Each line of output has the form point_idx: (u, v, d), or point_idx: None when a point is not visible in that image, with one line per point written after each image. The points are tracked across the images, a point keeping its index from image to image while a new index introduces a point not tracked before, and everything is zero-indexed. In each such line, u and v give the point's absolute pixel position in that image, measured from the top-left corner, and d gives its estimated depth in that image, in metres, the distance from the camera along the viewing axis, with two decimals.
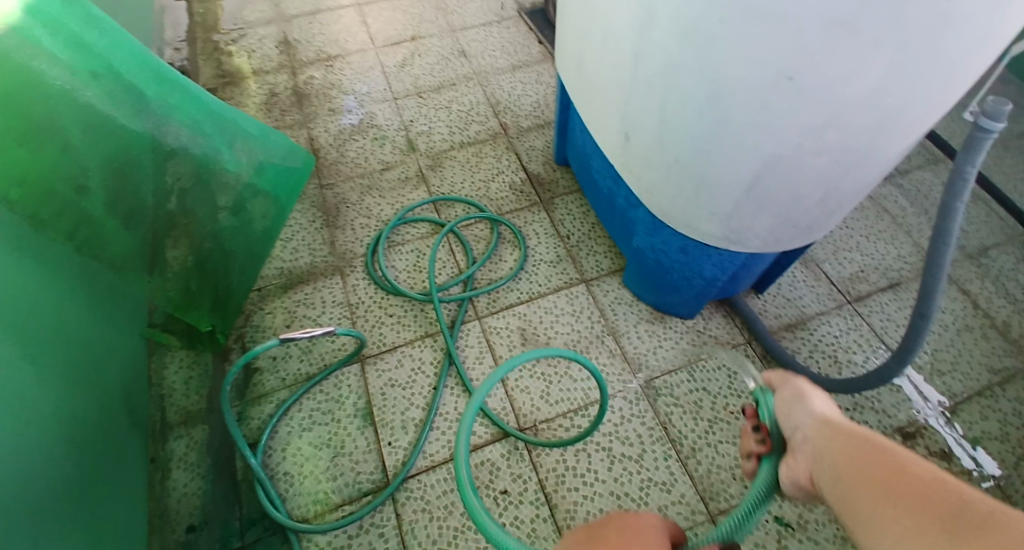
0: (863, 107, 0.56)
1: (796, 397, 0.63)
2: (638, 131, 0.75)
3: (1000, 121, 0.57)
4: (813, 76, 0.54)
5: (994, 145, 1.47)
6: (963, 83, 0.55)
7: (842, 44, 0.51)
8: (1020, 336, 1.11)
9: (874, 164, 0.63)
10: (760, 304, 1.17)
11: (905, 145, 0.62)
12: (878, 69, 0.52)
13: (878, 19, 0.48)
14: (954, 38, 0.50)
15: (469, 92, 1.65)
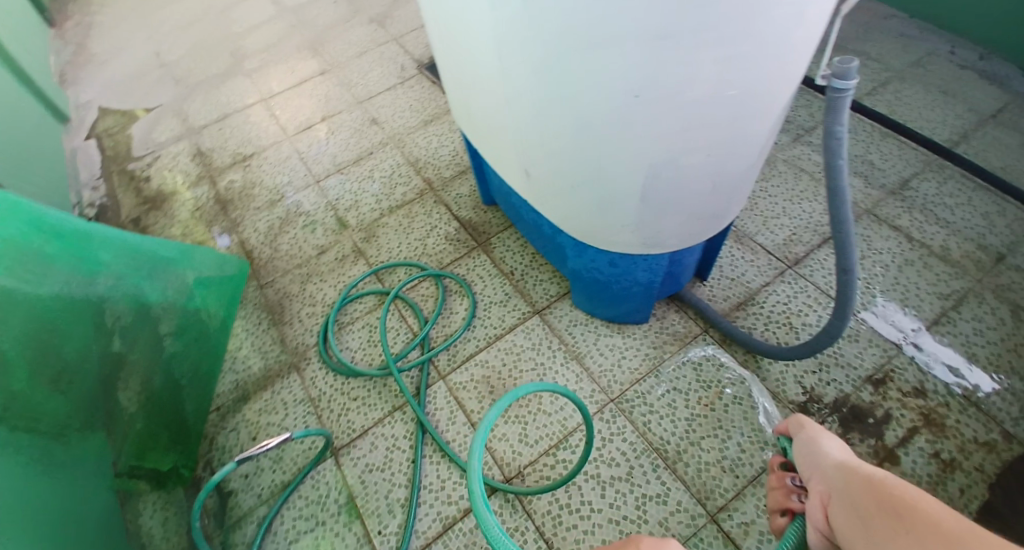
0: (712, 104, 0.58)
1: (812, 442, 0.68)
2: (535, 164, 0.78)
3: (852, 79, 0.60)
4: (652, 90, 0.56)
5: (888, 82, 1.54)
6: (801, 55, 0.57)
7: (667, 56, 0.53)
8: (959, 256, 1.15)
9: (750, 145, 0.65)
10: (707, 290, 1.21)
11: (774, 119, 0.65)
12: (710, 68, 0.54)
13: (689, 26, 0.50)
14: (767, 25, 0.52)
15: (388, 157, 1.67)
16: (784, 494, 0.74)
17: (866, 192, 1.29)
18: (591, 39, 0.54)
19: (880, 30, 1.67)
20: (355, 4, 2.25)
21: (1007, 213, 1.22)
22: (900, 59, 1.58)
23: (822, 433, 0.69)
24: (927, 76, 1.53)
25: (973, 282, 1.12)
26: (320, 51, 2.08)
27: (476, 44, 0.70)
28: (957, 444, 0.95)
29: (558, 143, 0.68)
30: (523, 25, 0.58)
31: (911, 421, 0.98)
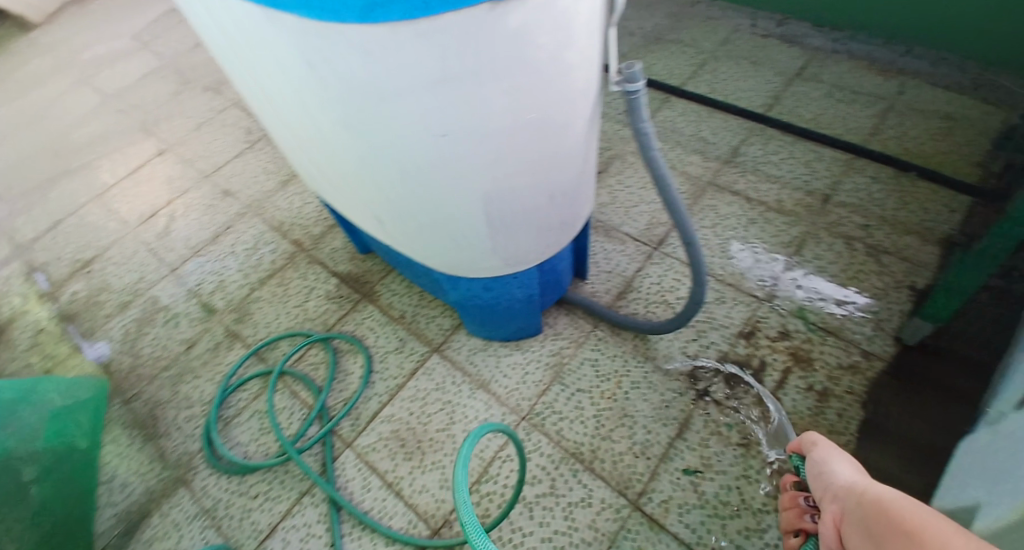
0: (515, 129, 0.62)
1: (822, 461, 0.67)
2: (381, 212, 0.79)
3: (641, 80, 0.68)
4: (455, 127, 0.59)
5: (705, 62, 1.69)
6: (584, 69, 0.63)
7: (455, 94, 0.56)
8: (792, 206, 1.31)
9: (567, 154, 0.70)
10: (589, 287, 1.26)
11: (583, 126, 0.70)
12: (499, 99, 0.58)
13: (464, 66, 0.54)
14: (537, 51, 0.56)
15: (250, 227, 1.52)
16: (793, 512, 0.75)
17: (705, 165, 1.43)
18: (382, 91, 0.56)
19: (689, 17, 1.83)
20: (182, 73, 2.04)
21: (825, 159, 1.38)
22: (712, 40, 1.74)
23: (828, 450, 0.69)
24: (737, 51, 1.69)
25: (807, 226, 1.28)
26: (151, 130, 1.86)
27: (286, 110, 0.71)
28: (826, 373, 1.07)
29: (391, 188, 0.70)
30: (322, 89, 0.59)
31: (783, 362, 1.10)
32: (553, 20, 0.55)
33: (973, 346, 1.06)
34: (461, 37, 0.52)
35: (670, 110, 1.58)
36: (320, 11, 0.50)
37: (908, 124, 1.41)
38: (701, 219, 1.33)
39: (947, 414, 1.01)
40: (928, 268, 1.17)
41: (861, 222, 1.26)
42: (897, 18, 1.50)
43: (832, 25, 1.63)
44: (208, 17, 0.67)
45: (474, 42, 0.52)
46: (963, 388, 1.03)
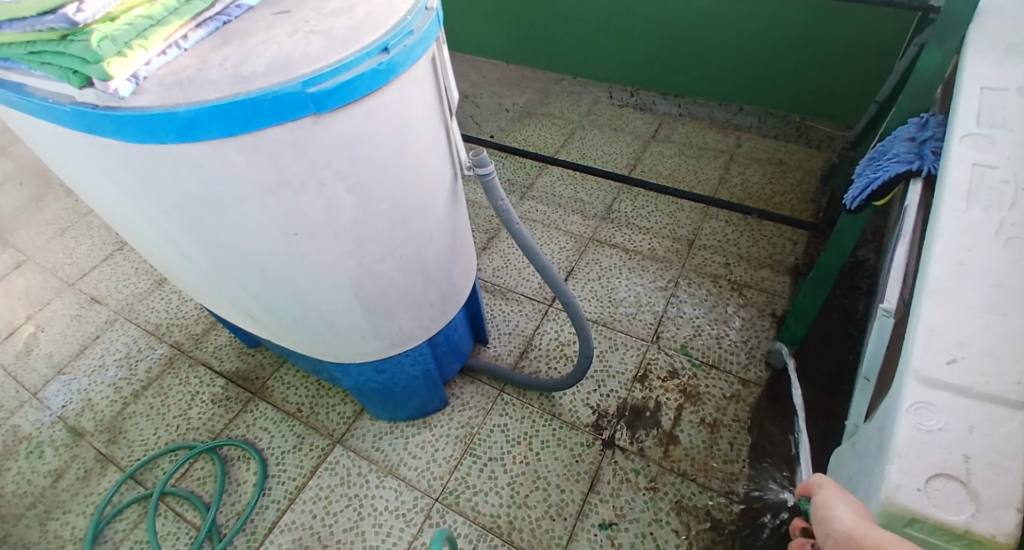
0: (370, 220, 0.65)
1: (822, 504, 0.49)
2: (251, 310, 0.78)
3: (489, 164, 0.79)
4: (309, 226, 0.61)
5: (574, 131, 1.84)
6: (429, 159, 0.68)
7: (303, 197, 0.58)
8: (663, 252, 1.43)
9: (428, 233, 0.75)
10: (491, 351, 1.27)
11: (440, 207, 0.75)
12: (348, 197, 0.61)
13: (307, 173, 0.56)
14: (378, 152, 0.59)
15: (122, 334, 1.40)
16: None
17: (584, 223, 1.54)
18: (223, 199, 0.57)
19: (555, 92, 1.99)
20: (43, 179, 1.89)
21: (684, 208, 1.54)
22: (576, 112, 1.91)
23: (836, 493, 0.50)
24: (598, 119, 1.86)
25: (679, 269, 1.39)
26: (7, 241, 1.69)
27: (130, 220, 0.68)
28: (713, 405, 1.14)
29: (257, 286, 0.70)
30: (164, 204, 0.59)
31: (675, 401, 1.16)
32: (385, 121, 0.58)
33: (829, 362, 1.19)
34: (292, 145, 0.53)
35: (547, 176, 1.69)
36: (137, 134, 0.50)
37: (749, 172, 1.61)
38: (588, 272, 1.41)
39: (820, 428, 1.10)
40: (784, 295, 1.31)
41: (721, 261, 1.39)
42: (727, 84, 1.67)
43: (676, 94, 1.78)
44: (32, 135, 0.64)
45: (307, 148, 0.54)
46: (829, 402, 1.13)
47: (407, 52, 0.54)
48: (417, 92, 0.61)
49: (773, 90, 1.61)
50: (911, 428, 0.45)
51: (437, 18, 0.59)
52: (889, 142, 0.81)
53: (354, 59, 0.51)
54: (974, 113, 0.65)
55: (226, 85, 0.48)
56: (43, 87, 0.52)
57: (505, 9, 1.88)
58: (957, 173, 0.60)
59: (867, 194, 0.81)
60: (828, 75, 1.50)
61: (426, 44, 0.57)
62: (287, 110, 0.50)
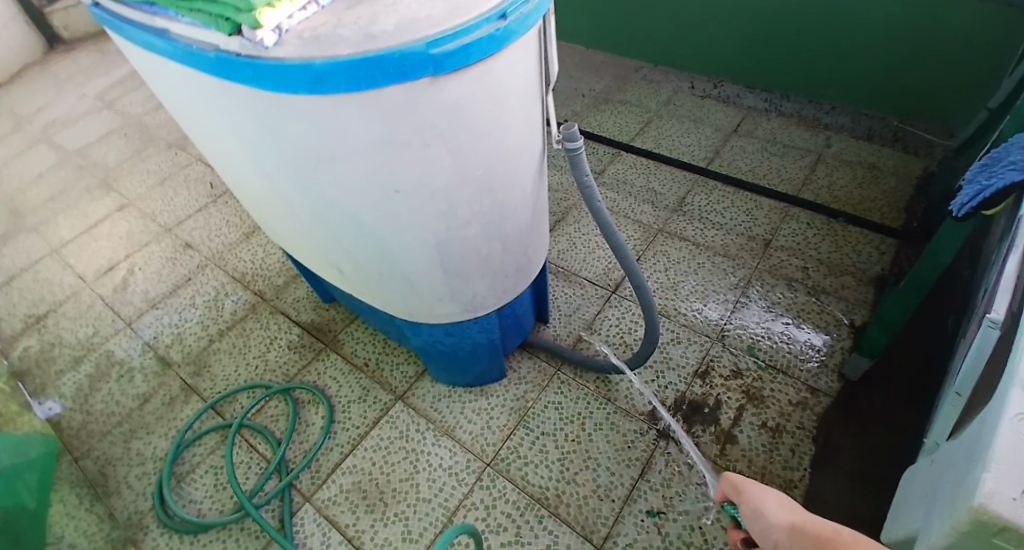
0: (462, 185, 0.68)
1: (755, 510, 0.61)
2: (340, 263, 0.83)
3: (578, 140, 0.81)
4: (405, 185, 0.65)
5: (652, 120, 1.81)
6: (522, 131, 0.70)
7: (404, 156, 0.61)
8: (735, 250, 1.41)
9: (513, 203, 0.77)
10: (551, 330, 1.29)
11: (527, 180, 0.77)
12: (445, 160, 0.64)
13: (411, 134, 0.59)
14: (477, 118, 0.62)
15: (211, 278, 1.51)
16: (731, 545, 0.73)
17: (655, 213, 1.53)
18: (333, 151, 0.61)
19: (637, 81, 1.97)
20: (148, 132, 2.04)
21: (763, 207, 1.49)
22: (655, 101, 1.88)
23: (756, 495, 0.62)
24: (678, 110, 1.83)
25: (752, 268, 1.37)
26: (114, 186, 1.84)
27: (240, 166, 0.74)
28: (778, 409, 1.12)
29: (350, 240, 0.75)
30: (278, 153, 0.64)
31: (737, 401, 1.14)
32: (490, 88, 0.60)
33: (906, 377, 1.14)
34: (405, 105, 0.56)
35: (621, 163, 1.68)
36: (272, 83, 0.54)
37: (837, 175, 1.54)
38: (654, 263, 1.41)
39: (888, 443, 1.07)
40: (865, 306, 1.26)
41: (799, 265, 1.36)
42: (821, 79, 1.59)
43: (763, 88, 1.72)
44: (163, 81, 0.70)
45: (417, 108, 0.57)
46: (901, 418, 1.09)
47: (521, 21, 0.56)
48: (520, 61, 0.62)
49: (870, 90, 1.53)
50: (1012, 434, 0.44)
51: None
52: (1004, 148, 0.77)
53: (473, 24, 0.53)
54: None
55: (358, 41, 0.52)
56: (189, 34, 0.57)
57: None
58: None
59: (976, 202, 0.76)
60: (935, 74, 1.40)
61: (537, 15, 0.59)
62: (408, 69, 0.53)
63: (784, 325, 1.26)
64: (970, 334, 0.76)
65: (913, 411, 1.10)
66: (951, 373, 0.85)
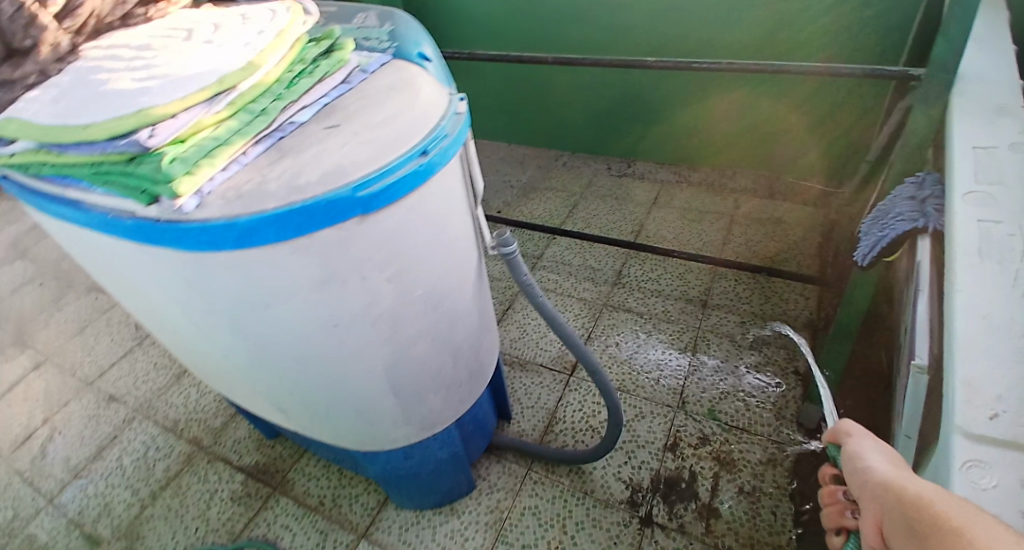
0: (406, 308, 0.67)
1: (856, 453, 0.58)
2: (284, 403, 0.78)
3: (512, 244, 0.83)
4: (346, 319, 0.63)
5: (578, 202, 1.90)
6: (457, 246, 0.71)
7: (341, 291, 0.60)
8: (676, 314, 1.45)
9: (457, 313, 0.76)
10: (515, 427, 1.25)
11: (468, 289, 0.77)
12: (385, 288, 0.63)
13: (347, 267, 0.58)
14: (411, 242, 0.62)
15: (142, 431, 1.38)
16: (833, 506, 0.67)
17: (596, 289, 1.56)
18: (266, 296, 0.58)
19: (557, 168, 2.08)
20: (63, 277, 1.91)
21: (694, 270, 1.57)
22: (578, 184, 1.99)
23: (867, 446, 0.59)
24: (600, 190, 1.93)
25: (696, 329, 1.41)
26: (26, 343, 1.69)
27: (167, 318, 0.70)
28: (751, 472, 1.13)
29: (293, 379, 0.71)
30: (209, 304, 0.61)
31: (710, 469, 1.15)
32: (422, 212, 0.61)
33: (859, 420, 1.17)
34: (338, 245, 0.56)
35: (556, 246, 1.73)
36: (195, 244, 0.51)
37: (751, 232, 1.65)
38: (604, 338, 1.42)
39: None
40: (806, 351, 1.32)
41: (737, 319, 1.41)
42: (721, 146, 1.78)
43: (672, 162, 1.90)
44: (78, 244, 0.67)
45: (351, 245, 0.57)
46: None
47: (444, 154, 0.58)
48: (446, 185, 0.64)
49: (761, 151, 1.73)
50: (966, 488, 0.46)
51: (466, 120, 0.64)
52: (889, 200, 0.85)
53: (399, 163, 0.55)
54: (970, 171, 0.73)
55: (282, 196, 0.51)
56: (103, 203, 0.55)
57: (511, 92, 2.05)
58: (964, 227, 0.65)
59: (877, 251, 0.83)
60: (822, 135, 1.60)
61: (458, 145, 0.62)
62: (336, 214, 0.52)
63: (737, 382, 1.29)
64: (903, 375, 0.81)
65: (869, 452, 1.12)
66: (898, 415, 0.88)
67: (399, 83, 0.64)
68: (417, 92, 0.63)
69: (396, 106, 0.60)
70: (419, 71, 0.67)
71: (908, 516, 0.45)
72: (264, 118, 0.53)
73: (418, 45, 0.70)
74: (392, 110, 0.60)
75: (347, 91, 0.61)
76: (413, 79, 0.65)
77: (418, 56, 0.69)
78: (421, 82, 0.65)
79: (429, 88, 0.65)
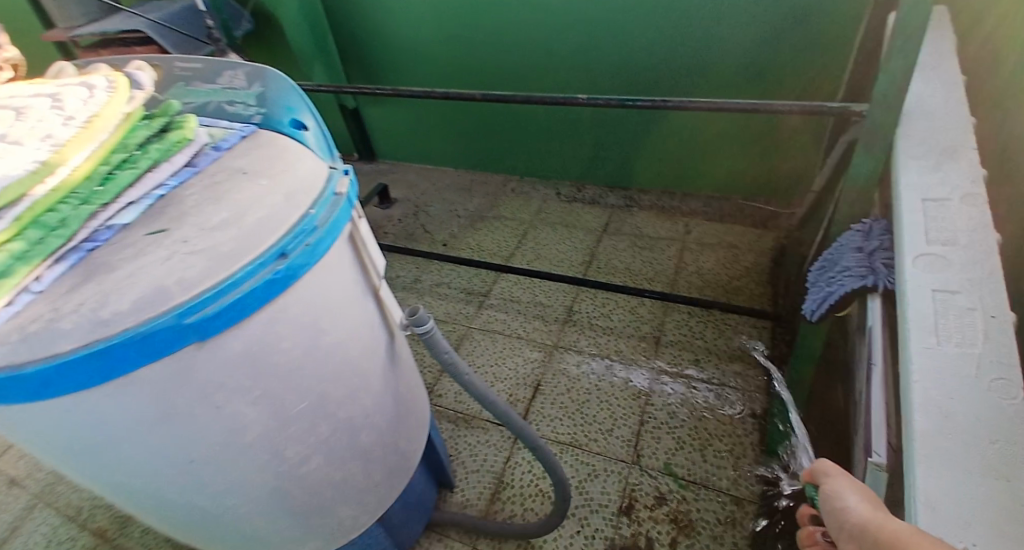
0: (288, 424, 0.58)
1: (832, 494, 0.61)
2: (165, 527, 0.67)
3: (427, 320, 0.73)
4: (209, 449, 0.54)
5: (527, 232, 1.82)
6: (351, 344, 0.63)
7: (193, 421, 0.51)
8: (628, 354, 1.41)
9: (362, 413, 0.67)
10: (460, 496, 1.17)
11: (377, 382, 0.69)
12: (256, 410, 0.54)
13: (198, 394, 0.50)
14: (282, 354, 0.54)
15: (43, 521, 1.23)
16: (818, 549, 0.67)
17: (546, 329, 1.48)
18: (103, 435, 0.49)
19: (505, 195, 2.00)
20: None
21: (647, 304, 1.53)
22: (527, 211, 1.91)
23: (840, 483, 0.62)
24: (550, 218, 1.86)
25: (648, 373, 1.37)
26: None
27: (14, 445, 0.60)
28: (709, 534, 1.11)
29: (166, 511, 0.60)
30: (45, 443, 0.52)
31: (667, 533, 1.11)
32: (292, 320, 0.54)
33: None
34: (179, 374, 0.48)
35: (505, 281, 1.64)
36: None
37: (703, 259, 1.62)
38: (555, 386, 1.36)
39: None
40: (759, 394, 1.30)
41: (690, 359, 1.39)
42: (666, 173, 1.76)
43: (621, 187, 1.86)
44: None
45: (196, 370, 0.48)
46: None
47: (310, 253, 0.52)
48: (324, 282, 0.56)
49: (707, 179, 1.71)
50: None
51: (346, 205, 0.57)
52: (838, 251, 0.88)
53: (247, 271, 0.48)
54: (922, 231, 0.70)
55: (85, 333, 0.44)
56: None
57: (455, 126, 2.00)
58: (919, 300, 0.62)
59: (826, 306, 0.85)
60: (768, 155, 1.59)
61: (334, 237, 0.55)
62: (164, 345, 0.45)
63: (689, 432, 1.26)
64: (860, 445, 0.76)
65: None
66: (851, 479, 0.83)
67: (263, 169, 0.56)
68: (285, 178, 0.56)
69: (255, 199, 0.53)
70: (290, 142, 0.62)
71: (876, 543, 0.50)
72: (61, 232, 0.47)
73: (293, 113, 0.64)
74: (245, 204, 0.52)
75: (190, 174, 0.56)
76: (281, 160, 0.58)
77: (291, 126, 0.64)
78: (292, 162, 0.58)
79: (299, 168, 0.58)
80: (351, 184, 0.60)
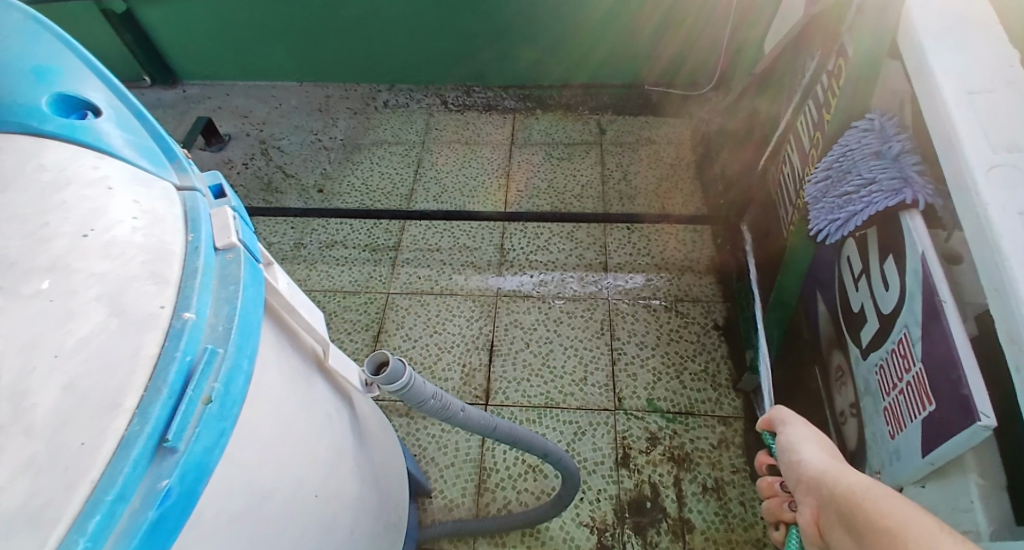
0: None
1: (789, 447, 0.53)
2: None
3: (402, 364, 0.51)
4: None
5: (421, 156, 1.52)
6: (314, 458, 0.41)
7: None
8: (578, 287, 1.25)
9: (346, 522, 0.47)
10: (441, 500, 0.99)
11: (354, 473, 0.49)
12: None
13: None
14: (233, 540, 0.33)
15: None
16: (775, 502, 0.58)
17: (481, 278, 1.27)
18: None
19: (378, 113, 1.64)
20: None
21: (583, 227, 1.37)
22: (413, 131, 1.59)
23: (799, 434, 0.55)
24: (443, 135, 1.57)
25: (606, 304, 1.22)
26: None
27: None
28: (708, 463, 1.01)
29: None
30: None
31: (669, 474, 1.01)
32: (231, 492, 0.32)
33: (789, 368, 1.12)
34: None
35: (414, 227, 1.37)
36: None
37: (625, 160, 1.46)
38: (511, 343, 1.17)
39: None
40: (718, 299, 1.21)
41: (643, 278, 1.26)
42: (559, 64, 1.56)
43: (516, 85, 1.62)
44: None
45: None
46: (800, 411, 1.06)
47: (220, 411, 0.30)
48: (259, 405, 0.35)
49: (610, 66, 1.54)
50: None
51: (249, 274, 0.35)
52: (849, 157, 0.72)
53: (100, 518, 0.25)
54: (978, 130, 0.51)
55: None
56: None
57: (294, 33, 1.56)
58: (1011, 228, 0.46)
59: (847, 229, 0.70)
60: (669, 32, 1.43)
61: (251, 346, 0.33)
62: None
63: (662, 356, 1.14)
64: (908, 381, 0.66)
65: (807, 404, 1.06)
66: (873, 397, 0.78)
67: (43, 259, 0.29)
68: (100, 265, 0.30)
69: (46, 343, 0.27)
70: (82, 153, 0.34)
71: (844, 513, 0.42)
72: None
73: (50, 82, 0.35)
74: (21, 364, 0.26)
75: None
76: (82, 215, 0.31)
77: (57, 110, 0.35)
78: (107, 216, 0.32)
79: (127, 229, 0.32)
80: (246, 229, 0.38)
